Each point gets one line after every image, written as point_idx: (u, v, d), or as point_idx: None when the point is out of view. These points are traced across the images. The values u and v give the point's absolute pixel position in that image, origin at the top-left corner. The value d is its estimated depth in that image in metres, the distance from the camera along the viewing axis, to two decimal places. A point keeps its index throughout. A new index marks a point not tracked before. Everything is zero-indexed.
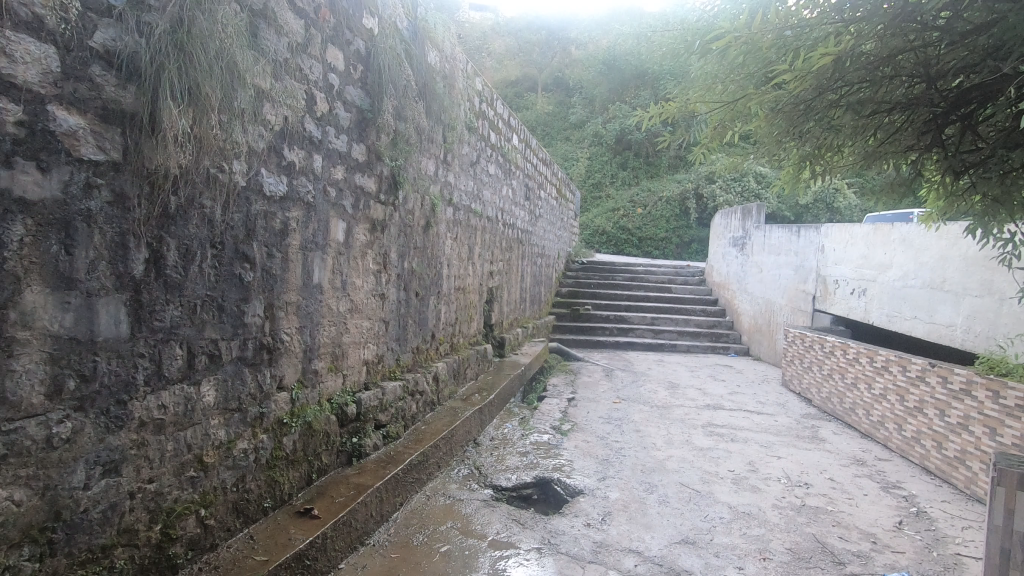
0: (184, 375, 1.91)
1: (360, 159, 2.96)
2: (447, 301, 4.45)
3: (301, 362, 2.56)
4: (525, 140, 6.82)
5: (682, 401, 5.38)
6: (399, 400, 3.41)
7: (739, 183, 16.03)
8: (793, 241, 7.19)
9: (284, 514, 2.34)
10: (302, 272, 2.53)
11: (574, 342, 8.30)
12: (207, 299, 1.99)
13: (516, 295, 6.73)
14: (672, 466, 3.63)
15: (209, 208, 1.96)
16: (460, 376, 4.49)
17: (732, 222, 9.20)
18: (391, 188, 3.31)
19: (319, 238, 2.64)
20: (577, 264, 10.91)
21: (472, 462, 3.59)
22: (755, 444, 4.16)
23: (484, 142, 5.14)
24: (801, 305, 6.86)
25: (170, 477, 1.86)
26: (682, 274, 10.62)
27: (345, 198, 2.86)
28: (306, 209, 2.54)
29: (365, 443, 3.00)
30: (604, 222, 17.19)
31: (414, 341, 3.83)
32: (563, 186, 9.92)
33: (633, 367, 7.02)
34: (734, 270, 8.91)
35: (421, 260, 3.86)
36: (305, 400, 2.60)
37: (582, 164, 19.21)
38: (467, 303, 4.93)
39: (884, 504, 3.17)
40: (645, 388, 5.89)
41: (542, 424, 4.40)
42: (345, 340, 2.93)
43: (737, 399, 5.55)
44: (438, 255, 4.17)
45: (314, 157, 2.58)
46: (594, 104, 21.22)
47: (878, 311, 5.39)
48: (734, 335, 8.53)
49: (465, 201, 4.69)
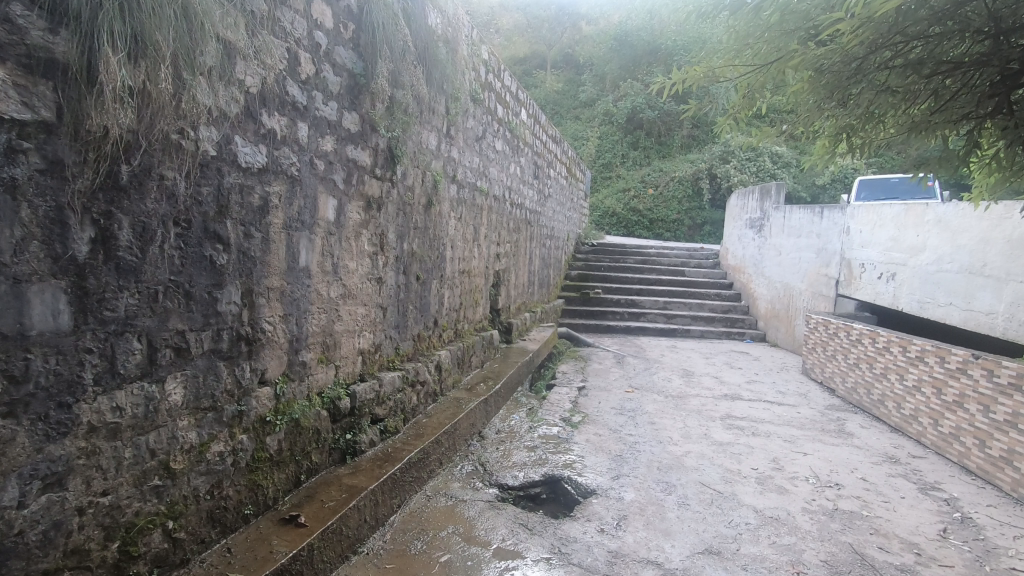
0: (144, 373, 1.67)
1: (353, 128, 2.68)
2: (451, 285, 4.19)
3: (287, 353, 2.32)
4: (534, 115, 6.47)
5: (698, 390, 5.12)
6: (398, 392, 3.18)
7: (754, 162, 15.56)
8: (815, 223, 6.83)
9: (267, 521, 2.12)
10: (285, 255, 2.27)
11: (583, 327, 8.04)
12: (171, 286, 1.74)
13: (524, 278, 6.47)
14: (691, 463, 3.38)
15: (171, 180, 1.70)
16: (464, 365, 4.25)
17: (749, 203, 8.82)
18: (388, 163, 3.03)
19: (305, 217, 2.38)
20: (587, 246, 10.60)
21: (476, 458, 3.36)
22: (778, 439, 3.90)
23: (490, 115, 4.83)
24: (822, 290, 6.54)
25: (129, 488, 1.63)
26: (696, 256, 10.29)
27: (336, 173, 2.59)
28: (289, 183, 2.27)
29: (360, 440, 2.78)
30: (615, 203, 16.81)
31: (415, 328, 3.58)
32: (573, 165, 9.56)
33: (645, 353, 6.77)
34: (751, 253, 8.58)
35: (423, 241, 3.60)
36: (292, 395, 2.37)
37: (592, 144, 18.74)
38: (473, 287, 4.68)
39: (924, 508, 2.91)
40: (658, 376, 5.64)
41: (551, 416, 4.17)
42: (338, 329, 2.69)
43: (756, 388, 5.29)
44: (441, 236, 3.90)
45: (299, 125, 2.31)
46: (604, 82, 20.66)
47: (908, 297, 5.08)
48: (750, 320, 8.23)
49: (469, 178, 4.41)
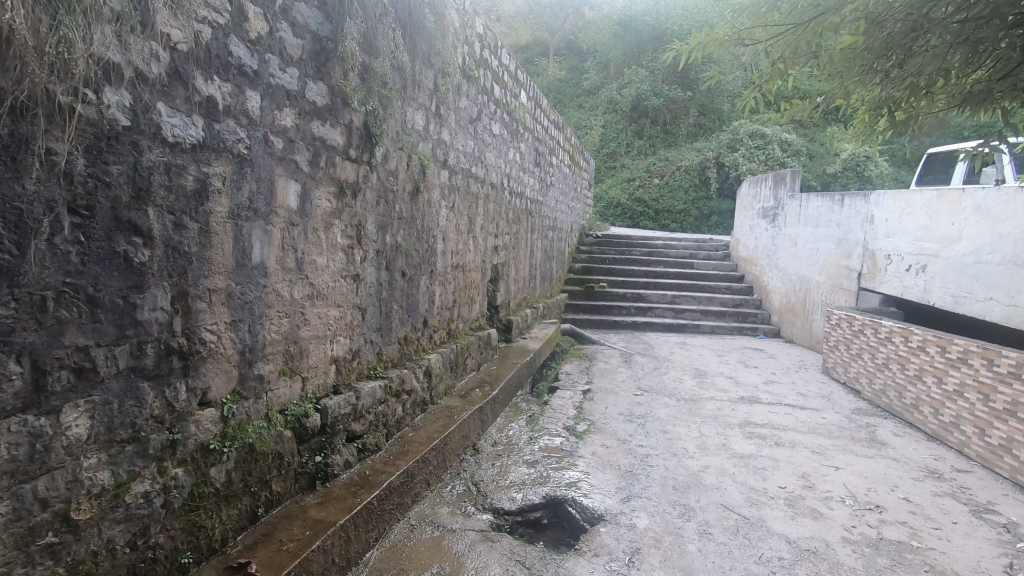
0: (28, 403, 1.30)
1: (320, 102, 2.30)
2: (443, 281, 3.82)
3: (236, 367, 1.95)
4: (534, 98, 6.07)
5: (712, 393, 4.75)
6: (380, 404, 2.81)
7: (763, 151, 15.00)
8: (834, 212, 6.41)
9: (210, 571, 1.75)
10: (232, 250, 1.89)
11: (588, 323, 7.66)
12: (65, 291, 1.37)
13: (525, 272, 6.08)
14: (710, 481, 3.02)
15: (58, 154, 1.33)
16: (459, 369, 3.88)
17: (762, 191, 8.38)
18: (365, 143, 2.65)
19: (258, 204, 2.00)
20: (591, 238, 10.21)
21: (469, 476, 3.00)
22: (804, 450, 3.53)
23: (486, 95, 4.43)
24: (843, 283, 6.13)
25: (8, 551, 1.27)
26: (705, 248, 9.86)
27: (299, 153, 2.21)
28: (236, 163, 1.89)
29: (333, 462, 2.42)
30: (620, 194, 16.38)
31: (401, 330, 3.21)
32: (576, 153, 9.16)
33: (653, 351, 6.39)
34: (764, 244, 8.16)
35: (409, 234, 3.22)
36: (245, 415, 2.00)
37: (596, 133, 18.29)
38: (468, 283, 4.30)
39: (982, 538, 2.54)
40: (669, 377, 5.26)
41: (553, 424, 3.79)
42: (304, 335, 2.32)
43: (775, 390, 4.91)
44: (430, 226, 3.53)
45: (248, 94, 1.93)
46: (608, 69, 20.13)
47: (941, 291, 4.68)
48: (763, 315, 7.84)
49: (463, 163, 4.02)
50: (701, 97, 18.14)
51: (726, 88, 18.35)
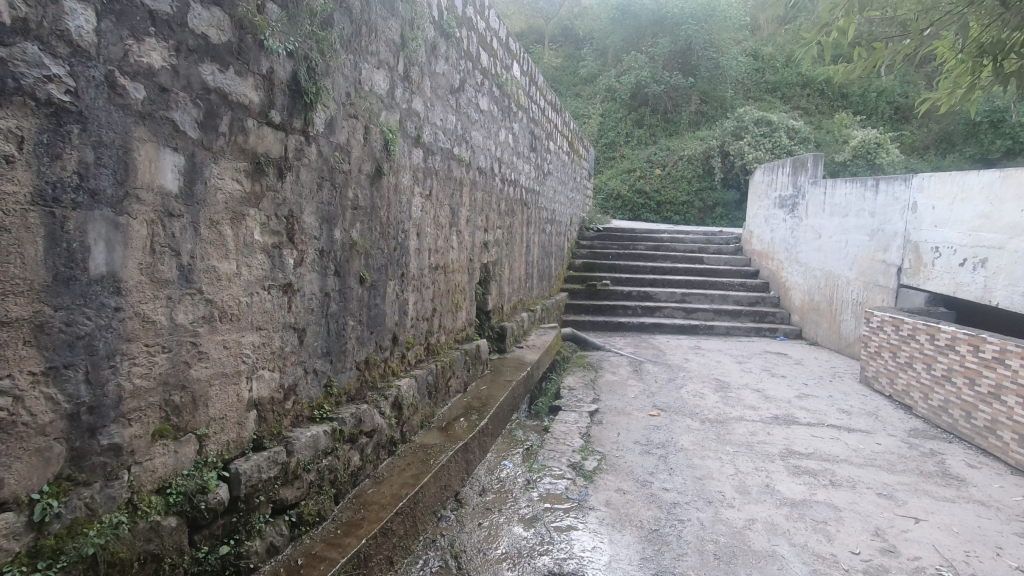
0: None
1: (214, 36, 1.58)
2: (418, 287, 3.11)
3: (63, 440, 1.25)
4: (528, 73, 5.34)
5: (740, 412, 4.06)
6: (326, 457, 2.09)
7: (769, 138, 14.19)
8: (866, 200, 5.71)
9: None
10: (43, 257, 1.19)
11: (591, 325, 6.97)
12: None
13: (520, 271, 5.38)
14: (760, 544, 2.34)
15: None
16: (439, 394, 3.18)
17: (778, 178, 7.65)
18: (294, 103, 1.93)
19: (97, 184, 1.29)
20: (592, 232, 9.51)
21: (448, 545, 2.30)
22: (868, 492, 2.84)
23: (471, 61, 3.72)
24: (878, 279, 5.44)
25: None
26: (715, 240, 9.14)
27: (180, 109, 1.49)
28: (46, 118, 1.18)
29: (249, 552, 1.70)
30: (620, 185, 15.68)
31: (360, 352, 2.50)
32: (576, 140, 8.45)
33: (665, 358, 5.71)
34: (782, 236, 7.45)
35: (368, 229, 2.51)
36: (86, 510, 1.30)
37: (594, 122, 17.57)
38: (451, 287, 3.59)
39: None
40: (687, 390, 4.57)
41: (556, 459, 3.10)
42: (198, 376, 1.60)
43: (812, 406, 4.23)
44: (400, 220, 2.82)
45: (69, 7, 1.21)
46: (606, 56, 19.42)
47: (1007, 289, 3.98)
48: (783, 314, 7.15)
49: (443, 140, 3.31)
50: (703, 84, 17.41)
51: (729, 74, 17.63)
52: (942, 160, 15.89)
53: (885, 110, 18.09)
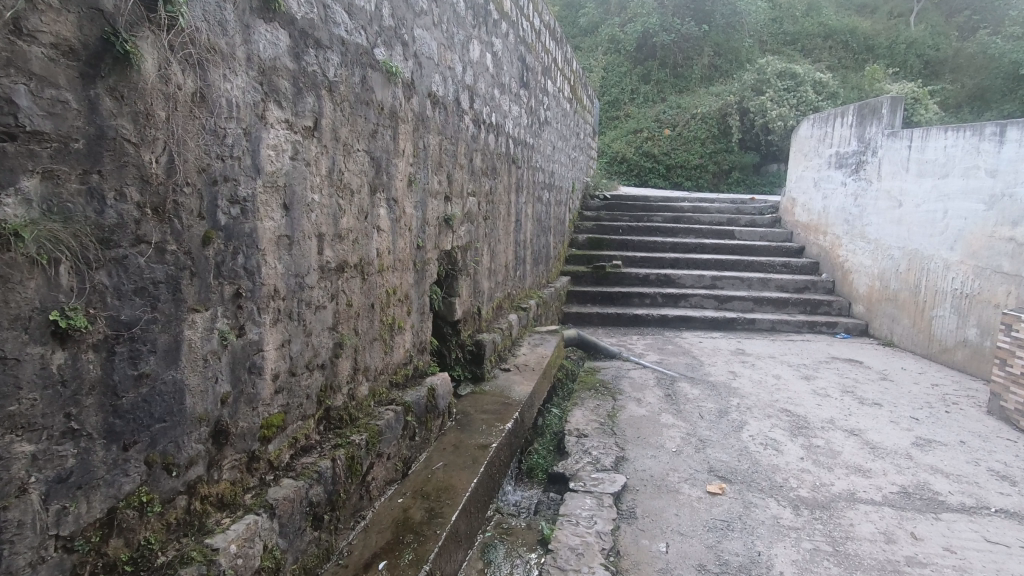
0: None
1: None
2: (294, 310, 1.58)
3: None
4: None
5: (847, 483, 2.59)
6: None
7: (794, 93, 12.29)
8: (982, 153, 4.17)
9: None
10: None
11: (600, 321, 5.52)
12: None
13: (507, 255, 3.84)
14: None
15: None
16: (341, 512, 1.68)
17: (834, 131, 6.06)
18: None
19: None
20: (597, 201, 7.93)
21: None
22: None
23: None
24: (1001, 264, 3.97)
25: None
26: (747, 210, 7.56)
27: None
28: None
29: None
30: (626, 147, 13.95)
31: (70, 513, 0.99)
32: (580, 86, 6.79)
33: (702, 371, 4.23)
34: (840, 204, 5.91)
35: (82, 198, 0.97)
36: None
37: (597, 76, 15.73)
38: (378, 299, 2.07)
39: None
40: (750, 433, 3.12)
41: None
42: None
43: (949, 467, 2.77)
44: (220, 175, 1.27)
45: None
46: (610, 4, 17.54)
47: None
48: (841, 304, 5.66)
49: (345, 21, 1.73)
50: (717, 34, 15.60)
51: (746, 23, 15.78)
52: (980, 118, 13.95)
53: (915, 64, 16.16)
